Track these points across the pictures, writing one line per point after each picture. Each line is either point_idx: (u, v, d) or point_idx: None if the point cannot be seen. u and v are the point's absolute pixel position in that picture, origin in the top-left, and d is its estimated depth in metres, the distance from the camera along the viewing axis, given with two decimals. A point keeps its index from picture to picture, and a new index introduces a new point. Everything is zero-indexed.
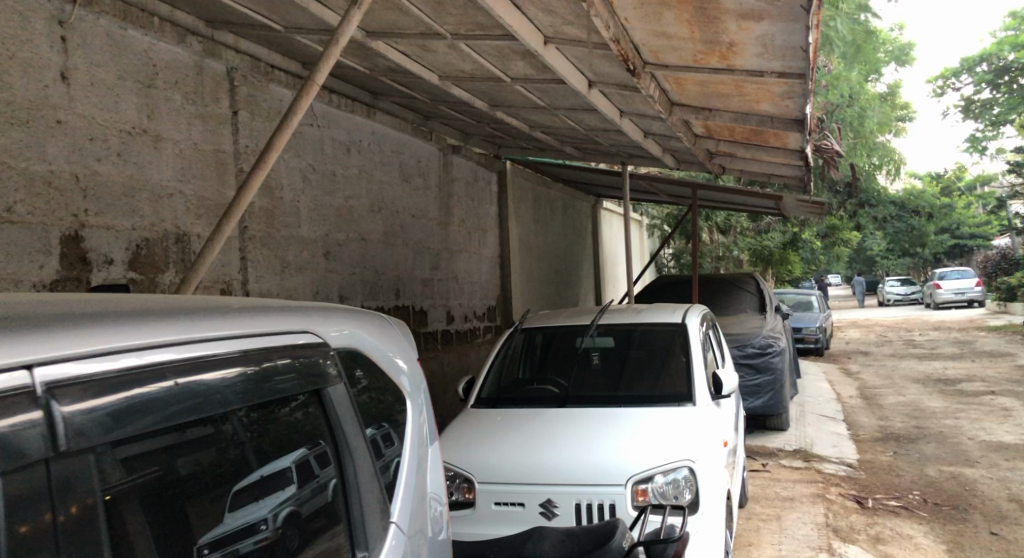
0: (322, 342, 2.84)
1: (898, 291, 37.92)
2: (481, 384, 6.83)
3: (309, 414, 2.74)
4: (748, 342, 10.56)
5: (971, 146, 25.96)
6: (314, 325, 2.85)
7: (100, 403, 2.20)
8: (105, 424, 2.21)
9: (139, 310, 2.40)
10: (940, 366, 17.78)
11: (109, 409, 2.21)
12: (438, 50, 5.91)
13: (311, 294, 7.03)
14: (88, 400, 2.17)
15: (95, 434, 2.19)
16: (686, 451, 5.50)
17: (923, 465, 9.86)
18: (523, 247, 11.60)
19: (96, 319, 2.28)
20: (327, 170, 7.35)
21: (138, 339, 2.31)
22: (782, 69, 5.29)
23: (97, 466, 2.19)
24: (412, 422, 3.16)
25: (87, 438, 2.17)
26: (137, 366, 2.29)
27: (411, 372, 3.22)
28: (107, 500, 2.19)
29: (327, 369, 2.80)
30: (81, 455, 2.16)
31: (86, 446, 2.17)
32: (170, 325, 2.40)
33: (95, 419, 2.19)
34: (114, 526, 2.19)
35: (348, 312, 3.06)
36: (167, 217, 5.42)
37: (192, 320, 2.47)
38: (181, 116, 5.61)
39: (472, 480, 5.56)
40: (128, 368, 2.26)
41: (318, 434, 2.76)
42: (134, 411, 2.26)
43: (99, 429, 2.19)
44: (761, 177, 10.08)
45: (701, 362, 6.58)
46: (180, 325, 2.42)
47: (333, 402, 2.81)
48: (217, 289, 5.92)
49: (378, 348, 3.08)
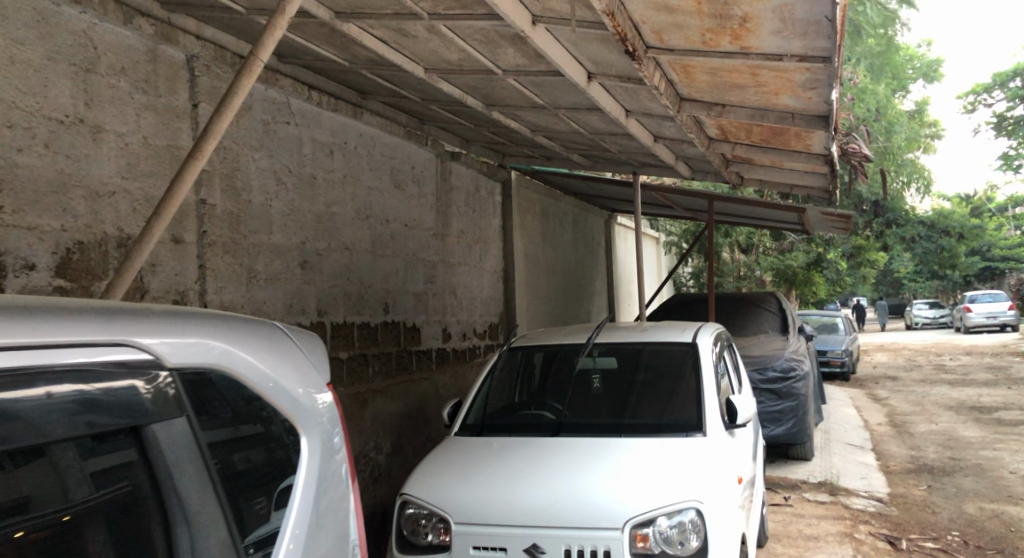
0: (166, 365, 2.57)
1: (926, 314, 36.84)
2: (468, 408, 6.15)
3: (121, 458, 2.46)
4: (769, 366, 9.86)
5: (1004, 164, 25.04)
6: (164, 340, 2.60)
7: (43, 391, 2.32)
8: (58, 419, 2.34)
9: (76, 313, 2.48)
10: (974, 392, 16.90)
11: (60, 397, 2.34)
12: (419, 34, 5.31)
13: (284, 307, 6.42)
14: (29, 389, 2.29)
15: (53, 431, 2.33)
16: (694, 491, 4.80)
17: (961, 501, 9.07)
18: (529, 261, 10.96)
19: (34, 317, 2.38)
20: (306, 172, 6.75)
21: (75, 336, 2.41)
22: (804, 51, 4.64)
23: (64, 478, 2.36)
24: (316, 461, 2.95)
25: (44, 435, 2.32)
26: (79, 364, 2.39)
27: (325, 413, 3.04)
28: (67, 519, 2.35)
29: (163, 400, 2.54)
30: (39, 458, 2.32)
31: (41, 445, 2.31)
32: (100, 329, 2.48)
33: (48, 411, 2.32)
34: (75, 543, 2.35)
35: (233, 330, 2.83)
36: (108, 217, 4.80)
37: (124, 327, 2.54)
38: (129, 107, 5.00)
39: (447, 520, 4.89)
40: (68, 366, 2.37)
41: (158, 491, 2.51)
42: (88, 407, 2.39)
43: (50, 422, 2.32)
44: (782, 187, 9.38)
45: (713, 386, 5.87)
46: (109, 331, 2.49)
47: (177, 447, 2.55)
48: (171, 300, 5.33)
49: (263, 376, 2.83)
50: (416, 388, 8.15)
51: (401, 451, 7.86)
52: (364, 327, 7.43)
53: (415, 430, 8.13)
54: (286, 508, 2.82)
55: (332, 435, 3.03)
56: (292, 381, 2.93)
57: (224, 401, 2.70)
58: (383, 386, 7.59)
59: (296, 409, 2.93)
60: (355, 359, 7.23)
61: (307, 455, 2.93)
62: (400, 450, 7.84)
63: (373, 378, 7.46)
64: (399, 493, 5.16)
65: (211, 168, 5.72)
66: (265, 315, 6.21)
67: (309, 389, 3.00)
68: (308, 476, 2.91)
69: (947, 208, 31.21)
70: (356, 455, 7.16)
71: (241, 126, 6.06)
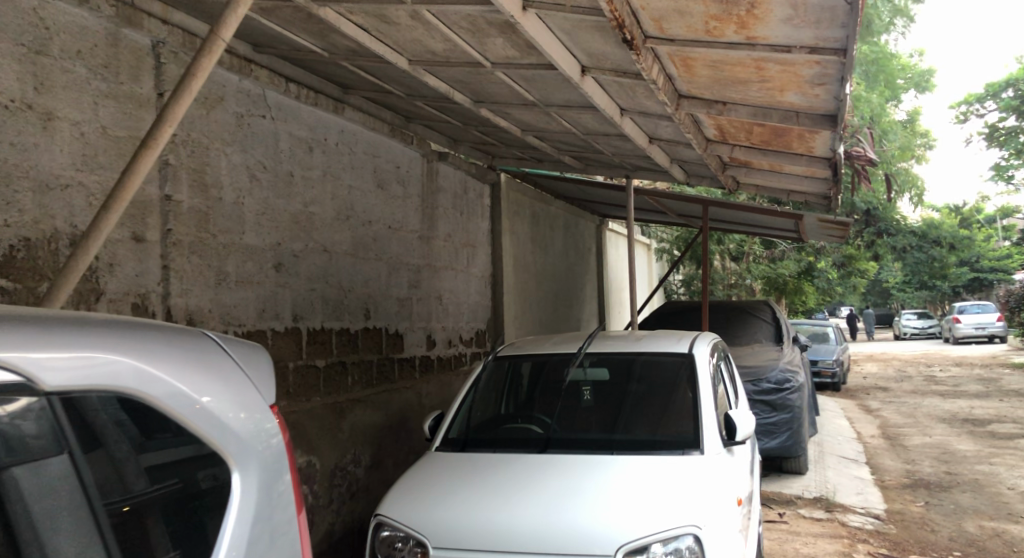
0: (60, 387, 2.50)
1: (915, 325, 36.64)
2: (450, 422, 5.78)
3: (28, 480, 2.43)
4: (764, 377, 9.54)
5: (996, 174, 24.82)
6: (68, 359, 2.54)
7: None
8: None
9: None
10: (966, 404, 16.62)
11: None
12: (400, 21, 4.99)
13: (256, 312, 6.05)
14: None
15: None
16: (692, 515, 4.47)
17: (961, 519, 8.75)
18: (517, 266, 10.60)
19: None
20: (282, 169, 6.39)
21: None
22: (814, 41, 4.32)
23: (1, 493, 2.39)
24: (251, 490, 2.81)
25: None
26: None
27: (261, 434, 2.89)
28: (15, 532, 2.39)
29: (58, 424, 2.48)
30: None
31: None
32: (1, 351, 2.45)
33: None
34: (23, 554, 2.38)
35: (155, 347, 2.73)
36: (59, 212, 4.47)
37: (31, 349, 2.49)
38: (84, 93, 4.65)
39: (425, 545, 4.54)
40: None
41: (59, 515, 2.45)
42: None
43: None
44: (780, 194, 9.05)
45: (711, 400, 5.54)
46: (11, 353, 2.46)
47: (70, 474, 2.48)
48: (130, 303, 4.96)
49: (181, 396, 2.71)
50: (399, 398, 7.78)
51: (381, 464, 7.48)
52: (344, 333, 7.06)
53: (397, 442, 7.76)
54: (216, 537, 2.71)
55: (268, 459, 2.88)
56: (221, 400, 2.80)
57: (138, 423, 2.62)
58: (363, 395, 7.22)
59: (224, 434, 2.78)
60: (333, 367, 6.86)
61: (241, 484, 2.79)
62: (380, 463, 7.47)
63: (352, 387, 7.09)
64: (373, 515, 4.81)
65: (178, 163, 5.36)
66: (234, 320, 5.83)
67: (243, 409, 2.86)
68: (239, 505, 2.78)
69: (937, 218, 30.98)
70: (332, 468, 6.78)
71: (212, 118, 5.70)
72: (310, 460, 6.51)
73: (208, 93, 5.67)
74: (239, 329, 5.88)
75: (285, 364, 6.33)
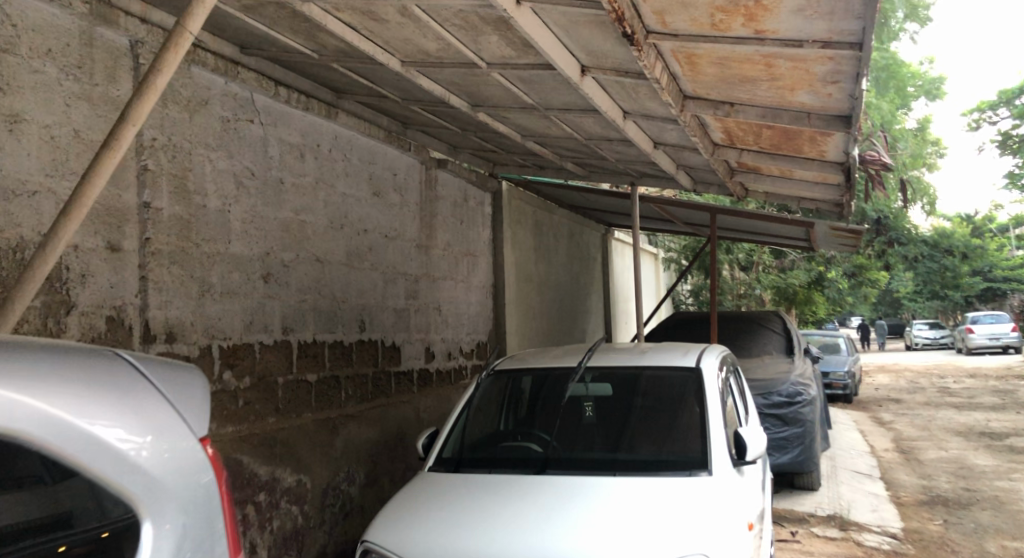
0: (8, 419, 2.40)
1: (927, 335, 36.21)
2: (444, 440, 5.49)
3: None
4: (774, 390, 9.24)
5: (1010, 182, 24.43)
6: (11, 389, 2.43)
7: None
8: None
9: None
10: (982, 417, 16.25)
11: None
12: (390, 18, 4.74)
13: (242, 324, 5.78)
14: None
15: None
16: (699, 544, 4.21)
17: (981, 538, 8.42)
18: (520, 276, 10.33)
19: None
20: (271, 176, 6.13)
21: None
22: (828, 34, 4.06)
23: None
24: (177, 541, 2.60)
25: None
26: None
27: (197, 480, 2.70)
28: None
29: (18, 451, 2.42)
30: None
31: None
32: None
33: None
34: None
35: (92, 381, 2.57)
36: (26, 220, 4.23)
37: None
38: (55, 95, 4.41)
39: None
40: None
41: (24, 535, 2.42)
42: None
43: None
44: (790, 201, 8.76)
45: (719, 417, 5.24)
46: None
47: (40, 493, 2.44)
48: (104, 315, 4.73)
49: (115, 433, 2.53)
50: (395, 413, 7.50)
51: (376, 482, 7.20)
52: (337, 346, 6.78)
53: (394, 458, 7.48)
54: None
55: (197, 510, 2.67)
56: (159, 444, 2.61)
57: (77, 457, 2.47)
58: (357, 410, 6.95)
59: (154, 481, 2.57)
60: (325, 382, 6.59)
61: (165, 536, 2.57)
62: (376, 481, 7.19)
63: (346, 402, 6.82)
64: (360, 541, 4.56)
65: (158, 168, 5.11)
66: (219, 333, 5.57)
67: (179, 451, 2.67)
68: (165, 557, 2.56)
69: (949, 228, 30.59)
70: (325, 487, 6.51)
71: (196, 123, 5.45)
72: (301, 479, 6.23)
73: (192, 96, 5.41)
74: (224, 343, 5.62)
75: (274, 379, 6.06)
